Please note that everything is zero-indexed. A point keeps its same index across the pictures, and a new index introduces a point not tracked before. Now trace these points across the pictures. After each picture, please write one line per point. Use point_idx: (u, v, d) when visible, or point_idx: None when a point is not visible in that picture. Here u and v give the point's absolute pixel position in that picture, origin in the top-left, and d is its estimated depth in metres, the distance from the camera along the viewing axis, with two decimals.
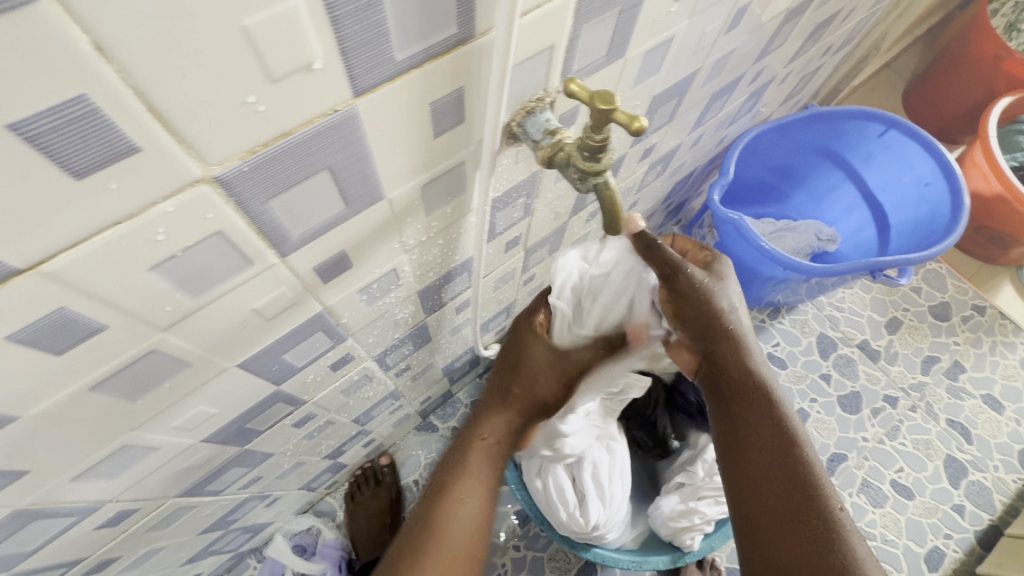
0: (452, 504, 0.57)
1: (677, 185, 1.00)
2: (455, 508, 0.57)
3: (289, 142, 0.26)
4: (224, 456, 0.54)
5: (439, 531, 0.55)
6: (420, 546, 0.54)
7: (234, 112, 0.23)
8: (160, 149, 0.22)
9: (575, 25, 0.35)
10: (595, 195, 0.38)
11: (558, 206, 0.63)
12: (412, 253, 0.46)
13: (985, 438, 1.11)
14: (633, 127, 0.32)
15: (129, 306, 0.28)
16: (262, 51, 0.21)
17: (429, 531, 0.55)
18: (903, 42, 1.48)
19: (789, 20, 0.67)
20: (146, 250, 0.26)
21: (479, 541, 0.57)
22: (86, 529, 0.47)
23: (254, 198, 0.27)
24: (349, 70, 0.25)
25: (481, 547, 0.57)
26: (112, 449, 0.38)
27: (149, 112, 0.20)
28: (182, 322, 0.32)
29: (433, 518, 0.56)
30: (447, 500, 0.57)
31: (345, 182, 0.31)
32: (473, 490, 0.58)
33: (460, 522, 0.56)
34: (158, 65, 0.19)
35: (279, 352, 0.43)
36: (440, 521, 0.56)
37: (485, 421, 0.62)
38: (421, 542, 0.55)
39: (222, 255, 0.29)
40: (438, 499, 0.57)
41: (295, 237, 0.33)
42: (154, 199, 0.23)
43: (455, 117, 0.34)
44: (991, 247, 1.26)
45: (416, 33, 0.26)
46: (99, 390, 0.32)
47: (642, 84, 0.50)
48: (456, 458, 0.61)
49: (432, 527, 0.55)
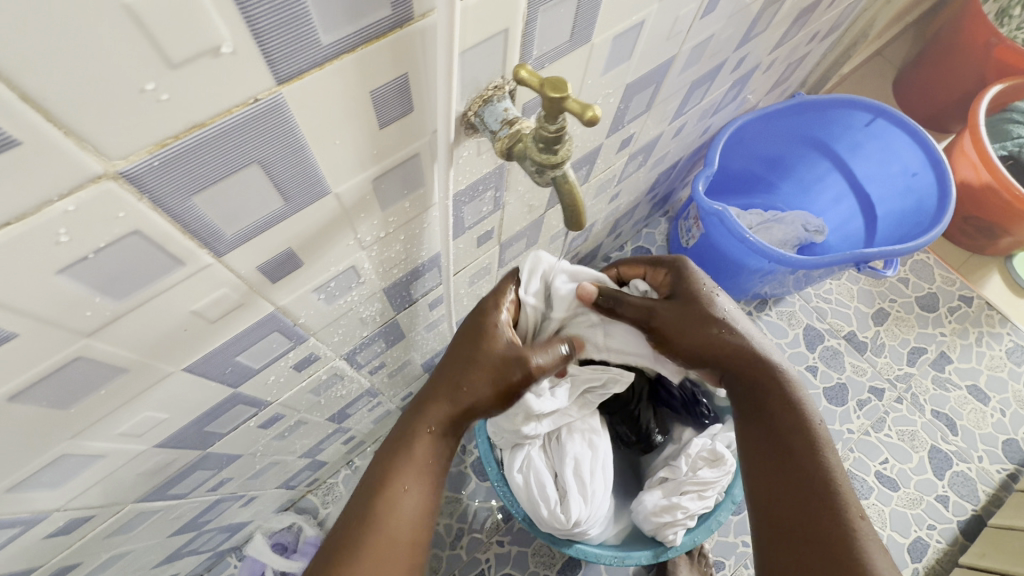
0: (394, 495, 0.51)
1: (661, 175, 0.98)
2: (399, 500, 0.50)
3: (205, 134, 0.24)
4: (186, 459, 0.53)
5: (378, 524, 0.49)
6: (359, 537, 0.49)
7: (129, 100, 0.21)
8: (46, 143, 0.20)
9: (531, 8, 0.33)
10: (555, 188, 0.36)
11: (532, 199, 0.61)
12: (371, 250, 0.44)
13: (970, 429, 1.11)
14: (586, 116, 0.30)
15: (40, 312, 0.26)
16: (151, 31, 0.19)
17: (371, 522, 0.49)
18: (894, 28, 1.45)
19: (772, 3, 0.65)
20: (50, 252, 0.24)
21: (422, 535, 0.51)
22: (35, 539, 0.45)
23: (172, 195, 0.25)
24: (267, 55, 0.23)
25: (422, 541, 0.51)
26: (50, 458, 0.37)
27: (23, 101, 0.19)
28: (108, 326, 0.30)
29: (375, 513, 0.50)
30: (390, 491, 0.51)
31: (281, 177, 0.29)
32: (419, 480, 0.52)
33: (400, 516, 0.50)
34: (26, 47, 0.17)
35: (231, 354, 0.42)
36: (382, 513, 0.50)
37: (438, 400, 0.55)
38: (359, 535, 0.49)
39: (145, 255, 0.27)
40: (380, 490, 0.51)
41: (230, 235, 0.31)
42: (49, 197, 0.22)
43: (401, 107, 0.32)
44: (979, 238, 1.25)
45: (343, 15, 0.24)
46: (21, 400, 0.30)
47: (613, 72, 0.48)
48: (401, 443, 0.53)
49: (371, 519, 0.49)
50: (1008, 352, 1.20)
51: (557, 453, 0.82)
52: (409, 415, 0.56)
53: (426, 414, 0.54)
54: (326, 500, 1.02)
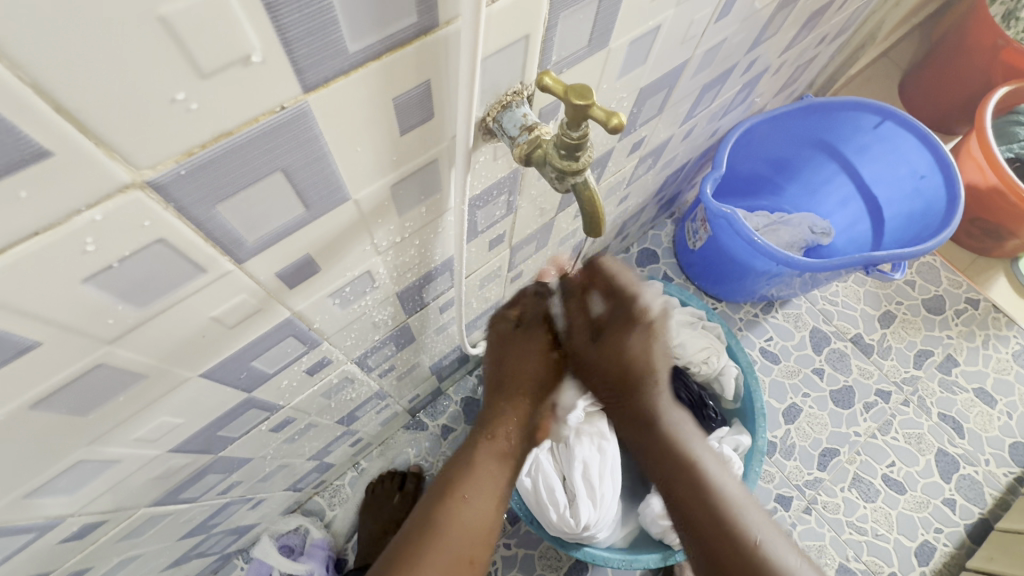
0: (453, 505, 0.56)
1: (669, 177, 0.98)
2: (456, 510, 0.56)
3: (232, 143, 0.24)
4: (199, 463, 0.52)
5: (441, 533, 0.54)
6: (420, 549, 0.53)
7: (160, 110, 0.21)
8: (76, 153, 0.20)
9: (552, 13, 0.33)
10: (574, 195, 0.36)
11: (543, 203, 0.61)
12: (387, 255, 0.44)
13: (977, 432, 1.11)
14: (611, 124, 0.30)
15: (63, 320, 0.26)
16: (186, 42, 0.19)
17: (428, 533, 0.54)
18: (900, 30, 1.45)
19: (784, 7, 0.65)
20: (76, 262, 0.24)
21: (483, 544, 0.56)
22: (49, 544, 0.45)
23: (197, 203, 0.25)
24: (295, 64, 0.23)
25: (484, 551, 0.56)
26: (66, 465, 0.37)
27: (57, 111, 0.18)
28: (128, 334, 0.30)
29: (432, 520, 0.55)
30: (451, 500, 0.56)
31: (303, 184, 0.29)
32: (479, 490, 0.58)
33: (461, 522, 0.55)
34: (63, 57, 0.17)
35: (248, 359, 0.41)
36: (441, 522, 0.55)
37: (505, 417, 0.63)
38: (418, 544, 0.53)
39: (169, 263, 0.27)
40: (440, 500, 0.56)
41: (251, 242, 0.30)
42: (77, 207, 0.22)
43: (423, 113, 0.32)
44: (986, 240, 1.25)
45: (371, 23, 0.24)
46: (41, 407, 0.30)
47: (628, 76, 0.48)
48: (461, 456, 0.61)
49: (433, 526, 0.54)
50: (1015, 355, 1.19)
51: (565, 457, 0.82)
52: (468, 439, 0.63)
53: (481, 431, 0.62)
54: (333, 502, 1.02)
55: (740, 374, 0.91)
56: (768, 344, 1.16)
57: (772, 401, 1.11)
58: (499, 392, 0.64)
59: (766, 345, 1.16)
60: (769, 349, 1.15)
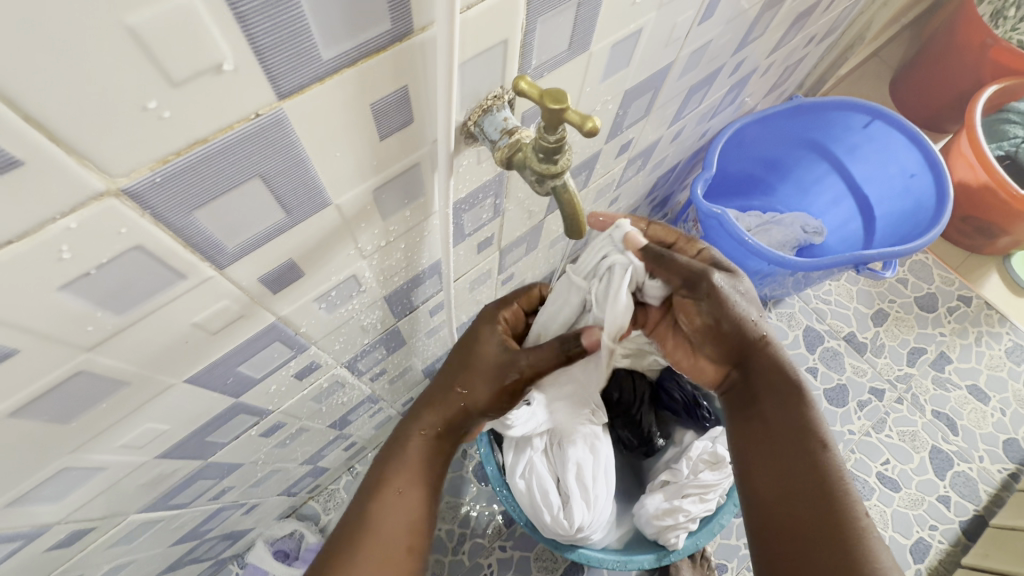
0: (382, 502, 0.53)
1: (660, 178, 0.98)
2: (391, 506, 0.53)
3: (208, 150, 0.24)
4: (189, 469, 0.52)
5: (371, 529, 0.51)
6: (357, 542, 0.51)
7: (133, 119, 0.21)
8: (48, 162, 0.20)
9: (530, 17, 0.33)
10: (555, 197, 0.36)
11: (531, 205, 0.61)
12: (372, 259, 0.44)
13: (971, 429, 1.11)
14: (586, 127, 0.30)
15: (41, 328, 0.26)
16: (155, 52, 0.20)
17: (367, 526, 0.51)
18: (890, 30, 1.46)
19: (769, 8, 0.65)
20: (52, 270, 0.24)
21: (420, 534, 0.54)
22: (37, 551, 0.45)
23: (173, 209, 0.25)
24: (268, 71, 0.23)
25: (421, 540, 0.54)
26: (51, 472, 0.37)
27: (26, 121, 0.19)
28: (109, 341, 0.30)
29: (368, 514, 0.52)
30: (385, 494, 0.53)
31: (281, 190, 0.30)
32: (414, 483, 0.54)
33: (397, 519, 0.52)
34: (32, 69, 0.18)
35: (234, 364, 0.42)
36: (377, 518, 0.52)
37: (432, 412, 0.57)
38: (357, 536, 0.51)
39: (147, 269, 0.28)
40: (375, 496, 0.53)
41: (232, 248, 0.31)
42: (51, 214, 0.22)
43: (401, 117, 0.32)
44: (977, 237, 1.25)
45: (343, 29, 0.24)
46: (24, 415, 0.30)
47: (611, 79, 0.48)
48: (393, 449, 0.56)
49: (365, 523, 0.52)
50: (1008, 351, 1.20)
51: (558, 459, 0.82)
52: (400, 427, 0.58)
53: (410, 426, 0.56)
54: (328, 507, 1.02)
55: None
56: None
57: None
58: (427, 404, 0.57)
59: None
60: None
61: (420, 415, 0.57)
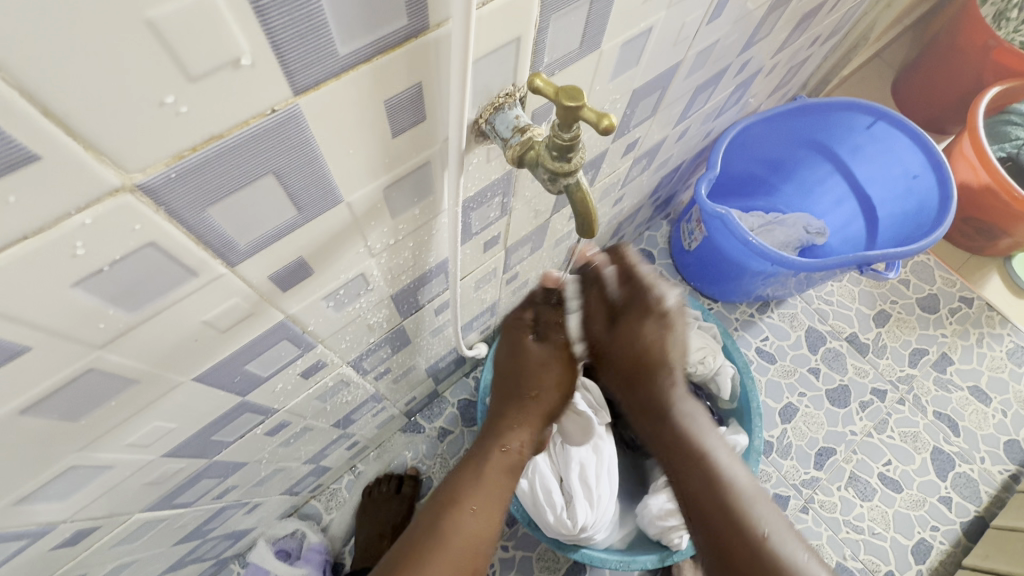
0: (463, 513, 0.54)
1: (664, 179, 0.98)
2: (465, 520, 0.54)
3: (223, 146, 0.24)
4: (193, 468, 0.52)
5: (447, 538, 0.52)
6: (428, 551, 0.51)
7: (150, 114, 0.21)
8: (65, 157, 0.20)
9: (543, 14, 0.33)
10: (566, 196, 0.36)
11: (538, 204, 0.61)
12: (381, 257, 0.44)
13: (972, 430, 1.11)
14: (602, 125, 0.30)
15: (51, 324, 0.26)
16: (174, 47, 0.19)
17: (438, 535, 0.52)
18: (893, 31, 1.46)
19: (776, 8, 0.65)
20: (65, 266, 0.24)
21: (485, 554, 0.55)
22: (41, 550, 0.45)
23: (188, 206, 0.25)
24: (285, 66, 0.23)
25: (485, 560, 0.55)
26: (58, 470, 0.37)
27: (45, 115, 0.18)
28: (120, 339, 0.30)
29: (441, 524, 0.53)
30: (460, 508, 0.54)
31: (295, 187, 0.29)
32: (489, 503, 0.56)
33: (468, 535, 0.53)
34: (51, 62, 0.17)
35: (241, 363, 0.41)
36: (450, 528, 0.53)
37: (514, 431, 0.61)
38: (427, 543, 0.52)
39: (160, 266, 0.27)
40: (450, 507, 0.54)
41: (243, 245, 0.30)
42: (66, 210, 0.22)
43: (414, 114, 0.32)
44: (978, 239, 1.26)
45: (360, 24, 0.24)
46: (33, 413, 0.30)
47: (620, 78, 0.48)
48: (471, 467, 0.58)
49: (440, 534, 0.52)
50: (1009, 353, 1.20)
51: (561, 457, 0.83)
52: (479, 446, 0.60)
53: (490, 447, 0.59)
54: (330, 506, 1.01)
55: (736, 373, 0.91)
56: (764, 344, 1.16)
57: (769, 401, 1.11)
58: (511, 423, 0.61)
59: (762, 345, 1.16)
60: (764, 349, 1.16)
61: (503, 435, 0.60)
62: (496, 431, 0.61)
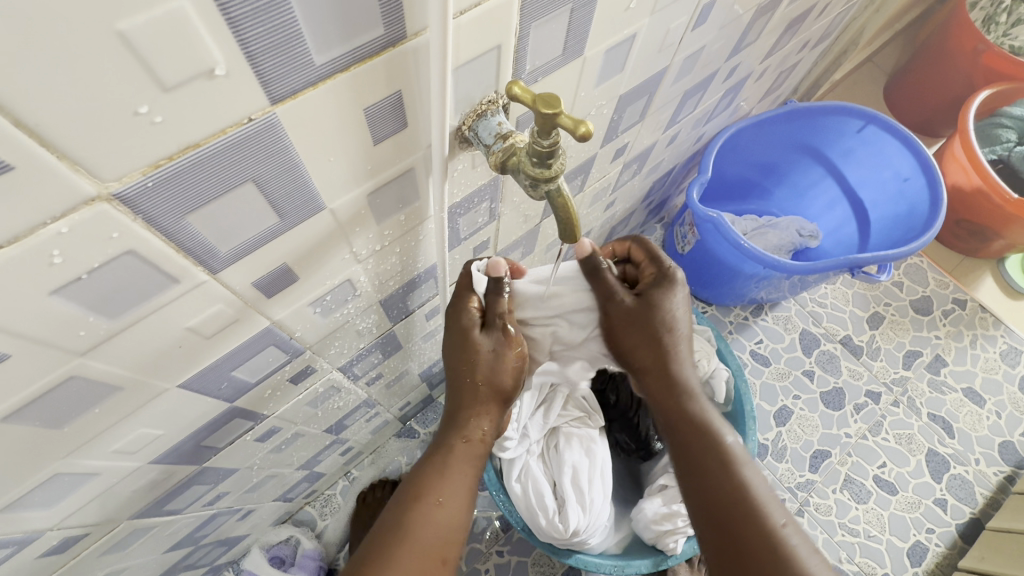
0: (427, 508, 0.52)
1: (656, 183, 0.99)
2: (429, 513, 0.52)
3: (199, 155, 0.24)
4: (183, 475, 0.52)
5: (410, 536, 0.50)
6: (391, 549, 0.49)
7: (125, 124, 0.21)
8: (39, 166, 0.20)
9: (524, 22, 0.34)
10: (549, 202, 0.37)
11: (527, 209, 0.61)
12: (368, 263, 0.44)
13: (967, 431, 1.11)
14: (579, 131, 0.30)
15: (32, 332, 0.26)
16: (146, 58, 0.20)
17: (400, 533, 0.50)
18: (883, 36, 1.48)
19: (764, 13, 0.65)
20: (43, 275, 0.24)
21: (456, 544, 0.53)
22: (29, 558, 0.45)
23: (165, 214, 0.25)
24: (260, 75, 0.23)
25: (455, 554, 0.52)
26: (42, 478, 0.37)
27: (17, 126, 0.19)
28: (101, 346, 0.30)
29: (405, 520, 0.51)
30: (422, 504, 0.52)
31: (275, 195, 0.30)
32: (453, 496, 0.54)
33: (435, 527, 0.51)
34: (20, 72, 0.18)
35: (228, 368, 0.41)
36: (415, 523, 0.51)
37: (478, 419, 0.57)
38: (393, 542, 0.49)
39: (141, 273, 0.27)
40: (412, 502, 0.52)
41: (225, 252, 0.30)
42: (42, 219, 0.22)
43: (395, 122, 0.32)
44: (971, 241, 1.26)
45: (334, 34, 0.24)
46: (14, 420, 0.30)
47: (605, 84, 0.49)
48: (434, 459, 0.56)
49: (404, 530, 0.50)
50: (1003, 354, 1.20)
51: (555, 462, 0.82)
52: (441, 433, 0.58)
53: (452, 437, 0.57)
54: (325, 512, 1.01)
55: (730, 377, 0.90)
56: (758, 347, 1.17)
57: (764, 404, 1.11)
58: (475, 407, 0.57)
59: (757, 347, 1.16)
60: (759, 352, 1.16)
61: (464, 425, 0.57)
62: (460, 417, 0.57)
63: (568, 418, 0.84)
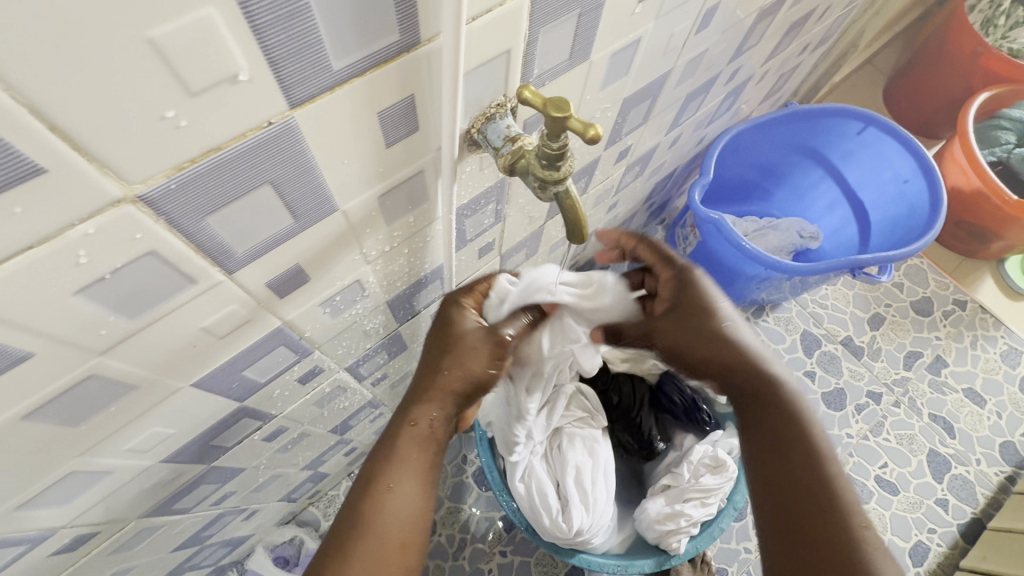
0: (380, 497, 0.50)
1: (657, 185, 0.99)
2: (383, 502, 0.49)
3: (221, 158, 0.25)
4: (191, 474, 0.53)
5: (365, 527, 0.49)
6: (349, 542, 0.48)
7: (152, 129, 0.22)
8: (70, 169, 0.21)
9: (532, 28, 0.34)
10: (557, 204, 0.37)
11: (532, 211, 0.62)
12: (376, 264, 0.44)
13: (967, 432, 1.12)
14: (588, 134, 0.31)
15: (55, 332, 0.27)
16: (174, 64, 0.20)
17: (359, 526, 0.49)
18: (882, 39, 1.49)
19: (766, 16, 0.66)
20: (69, 275, 0.24)
21: (418, 527, 0.51)
22: (41, 556, 0.45)
23: (186, 216, 0.26)
24: (280, 81, 0.24)
25: (418, 535, 0.51)
26: (58, 476, 0.37)
27: (51, 130, 0.19)
28: (120, 345, 0.31)
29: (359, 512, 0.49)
30: (375, 492, 0.50)
31: (291, 197, 0.30)
32: (404, 480, 0.51)
33: (390, 514, 0.49)
34: (56, 78, 0.18)
35: (238, 368, 0.42)
36: (370, 515, 0.49)
37: (422, 406, 0.53)
38: (351, 536, 0.48)
39: (160, 273, 0.28)
40: (364, 494, 0.50)
41: (241, 252, 0.31)
42: (69, 221, 0.22)
43: (407, 125, 0.32)
44: (971, 242, 1.27)
45: (352, 40, 0.25)
46: (34, 418, 0.31)
47: (611, 87, 0.49)
48: (383, 447, 0.52)
49: (357, 524, 0.49)
50: (1003, 355, 1.21)
51: (558, 462, 0.82)
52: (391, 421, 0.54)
53: (398, 423, 0.53)
54: (328, 512, 1.01)
55: None
56: None
57: None
58: (421, 392, 0.53)
59: None
60: None
61: (408, 411, 0.53)
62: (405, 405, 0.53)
63: (571, 418, 0.85)
